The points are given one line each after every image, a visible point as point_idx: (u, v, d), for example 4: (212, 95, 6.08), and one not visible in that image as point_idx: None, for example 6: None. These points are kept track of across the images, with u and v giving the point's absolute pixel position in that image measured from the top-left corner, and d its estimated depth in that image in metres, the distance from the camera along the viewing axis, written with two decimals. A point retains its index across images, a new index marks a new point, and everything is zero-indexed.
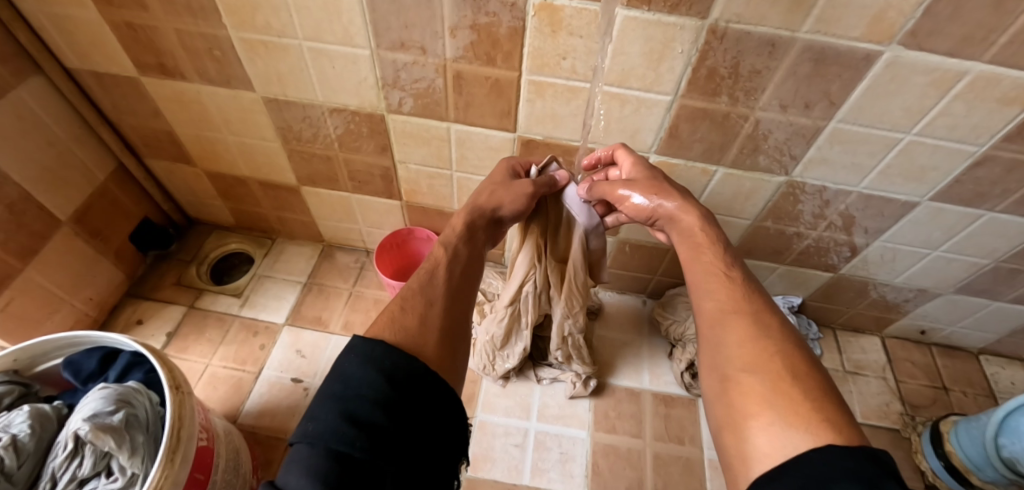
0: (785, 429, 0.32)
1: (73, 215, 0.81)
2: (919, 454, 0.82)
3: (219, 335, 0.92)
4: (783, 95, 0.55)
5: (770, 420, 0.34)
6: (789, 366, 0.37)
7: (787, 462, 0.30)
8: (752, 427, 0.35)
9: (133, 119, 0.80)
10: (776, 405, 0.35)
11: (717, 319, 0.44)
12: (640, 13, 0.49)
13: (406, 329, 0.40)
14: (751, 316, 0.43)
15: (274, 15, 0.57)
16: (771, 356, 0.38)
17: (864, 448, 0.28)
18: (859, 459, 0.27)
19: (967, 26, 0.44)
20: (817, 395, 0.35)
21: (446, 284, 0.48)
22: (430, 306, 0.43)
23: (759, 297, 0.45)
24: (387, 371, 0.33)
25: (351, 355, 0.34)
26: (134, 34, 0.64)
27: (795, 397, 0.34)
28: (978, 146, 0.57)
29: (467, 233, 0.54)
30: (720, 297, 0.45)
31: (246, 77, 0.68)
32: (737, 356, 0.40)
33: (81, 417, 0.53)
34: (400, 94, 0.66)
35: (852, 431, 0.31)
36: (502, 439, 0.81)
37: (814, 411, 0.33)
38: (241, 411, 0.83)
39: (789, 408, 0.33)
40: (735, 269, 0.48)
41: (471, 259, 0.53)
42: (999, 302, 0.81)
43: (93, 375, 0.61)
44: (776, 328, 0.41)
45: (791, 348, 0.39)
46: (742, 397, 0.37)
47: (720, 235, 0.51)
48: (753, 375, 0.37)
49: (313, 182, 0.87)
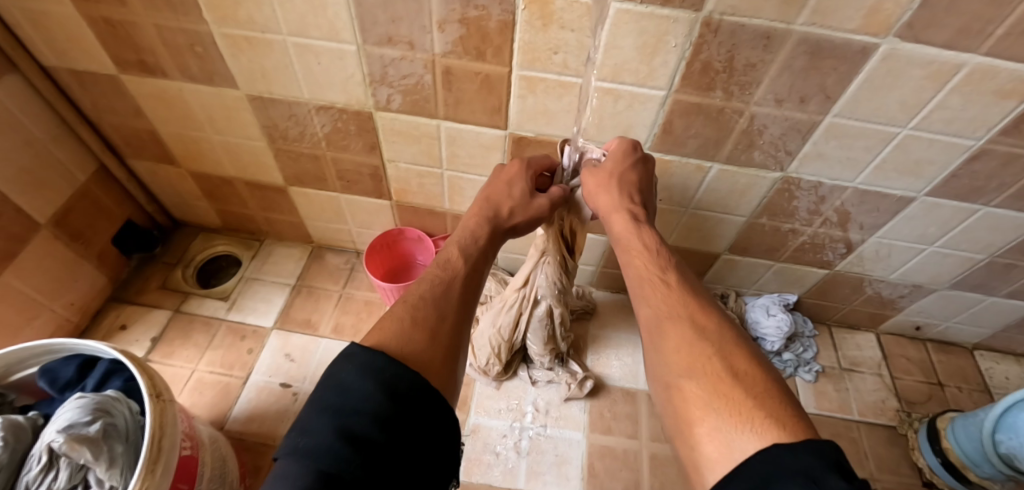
0: (729, 433, 0.31)
1: (52, 218, 0.79)
2: (916, 450, 0.81)
3: (206, 340, 0.89)
4: (778, 89, 0.54)
5: (716, 425, 0.32)
6: (728, 366, 0.36)
7: (737, 466, 0.28)
8: (700, 433, 0.33)
9: (113, 118, 0.77)
10: (720, 408, 0.33)
11: (657, 323, 0.43)
12: (633, 6, 0.48)
13: (404, 337, 0.38)
14: (687, 318, 0.42)
15: (255, 9, 0.55)
16: (709, 358, 0.37)
17: (806, 441, 0.27)
18: (807, 456, 0.25)
19: (965, 17, 0.43)
20: (758, 392, 0.33)
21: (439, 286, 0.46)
22: (424, 311, 0.42)
23: (697, 299, 0.45)
24: (386, 385, 0.31)
25: (348, 365, 0.33)
26: (113, 31, 0.62)
27: (736, 396, 0.33)
28: (974, 140, 0.56)
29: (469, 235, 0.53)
30: (656, 301, 0.45)
31: (229, 73, 0.66)
32: (677, 361, 0.38)
33: (56, 428, 0.50)
34: (388, 91, 0.64)
35: (800, 424, 0.30)
36: (495, 441, 0.80)
37: (756, 409, 0.31)
38: (228, 417, 0.80)
39: (732, 409, 0.32)
40: (669, 273, 0.48)
41: (481, 255, 0.52)
42: (995, 297, 0.80)
43: (71, 383, 0.59)
44: (712, 328, 0.40)
45: (731, 347, 0.38)
46: (687, 404, 0.35)
47: (657, 240, 0.52)
48: (693, 380, 0.36)
49: (301, 181, 0.85)
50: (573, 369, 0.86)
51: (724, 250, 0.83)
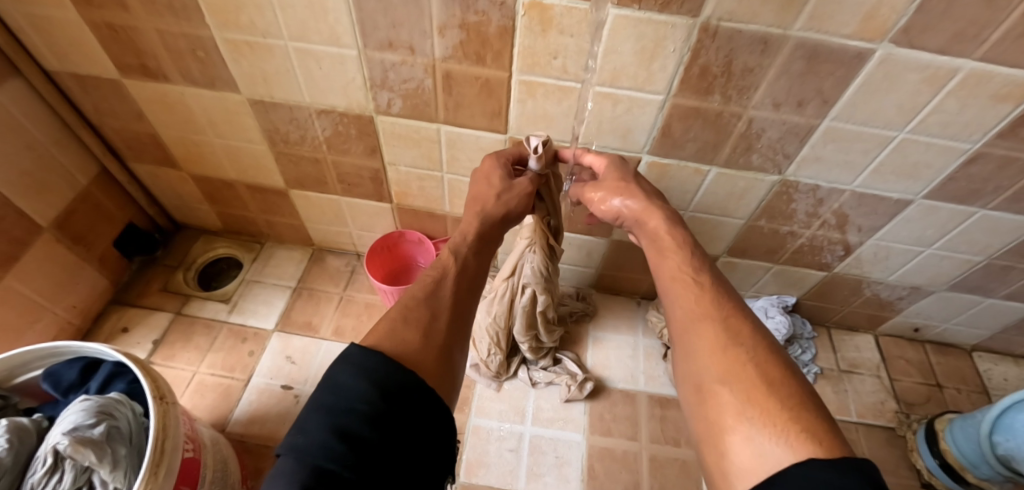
0: (763, 445, 0.32)
1: (54, 221, 0.79)
2: (915, 452, 0.82)
3: (207, 342, 0.90)
4: (776, 93, 0.55)
5: (748, 434, 0.33)
6: (763, 374, 0.36)
7: (769, 476, 0.29)
8: (733, 441, 0.34)
9: (116, 122, 0.78)
10: (752, 416, 0.34)
11: (690, 322, 0.43)
12: (631, 12, 0.48)
13: (408, 341, 0.38)
14: (721, 320, 0.42)
15: (257, 14, 0.56)
16: (744, 365, 0.37)
17: (847, 459, 0.28)
18: (849, 473, 0.26)
19: (961, 22, 0.44)
20: (792, 403, 0.34)
21: (448, 292, 0.47)
22: (425, 313, 0.43)
23: (729, 301, 0.44)
24: (377, 382, 0.32)
25: (341, 365, 0.33)
26: (116, 35, 0.62)
27: (769, 405, 0.33)
28: (971, 144, 0.56)
29: (476, 242, 0.53)
30: (689, 300, 0.45)
31: (231, 78, 0.66)
32: (709, 365, 0.39)
33: (61, 431, 0.51)
34: (388, 95, 0.64)
35: (833, 438, 0.30)
36: (495, 443, 0.80)
37: (791, 421, 0.32)
38: (229, 420, 0.81)
39: (766, 419, 0.33)
40: (703, 273, 0.47)
41: (477, 272, 0.52)
42: (992, 298, 0.81)
43: (74, 385, 0.59)
44: (747, 333, 0.40)
45: (765, 353, 0.38)
46: (719, 410, 0.36)
47: (689, 238, 0.51)
48: (726, 386, 0.36)
49: (301, 184, 0.85)
50: (573, 370, 0.86)
51: (723, 253, 0.84)
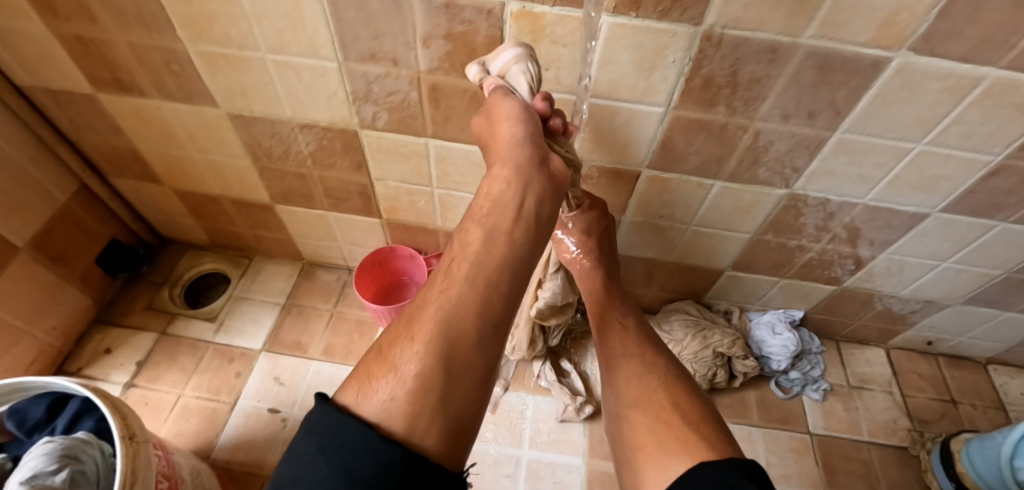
0: (667, 458, 0.39)
1: (31, 241, 0.76)
2: (929, 473, 0.78)
3: (192, 363, 0.87)
4: (784, 105, 0.51)
5: (655, 448, 0.41)
6: (670, 397, 0.45)
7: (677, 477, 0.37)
8: (643, 460, 0.41)
9: (93, 137, 0.75)
10: (660, 435, 0.41)
11: (614, 360, 0.51)
12: (629, 19, 0.44)
13: (375, 387, 0.32)
14: (638, 356, 0.50)
15: (231, 26, 0.52)
16: (654, 390, 0.46)
17: (735, 459, 0.36)
18: (727, 468, 0.34)
19: (986, 29, 0.40)
20: (694, 419, 0.42)
21: (438, 308, 0.35)
22: (398, 340, 0.35)
23: (647, 339, 0.53)
24: (330, 446, 0.29)
25: (308, 434, 0.30)
26: (85, 49, 0.59)
27: (675, 423, 0.42)
28: (993, 156, 0.53)
29: (494, 209, 0.40)
30: (614, 340, 0.54)
31: (209, 92, 0.63)
32: (626, 394, 0.47)
33: (17, 479, 0.47)
34: (373, 109, 0.61)
35: (725, 447, 0.39)
36: (491, 469, 0.77)
37: (690, 435, 0.40)
38: (214, 445, 0.78)
39: (671, 435, 0.41)
40: (629, 318, 0.57)
41: (489, 248, 0.38)
42: (1010, 312, 0.77)
43: (40, 423, 0.57)
44: (658, 364, 0.49)
45: (674, 382, 0.47)
46: (635, 432, 0.44)
47: (619, 290, 0.61)
48: (639, 410, 0.45)
49: (288, 199, 0.82)
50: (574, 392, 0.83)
51: (728, 267, 0.80)
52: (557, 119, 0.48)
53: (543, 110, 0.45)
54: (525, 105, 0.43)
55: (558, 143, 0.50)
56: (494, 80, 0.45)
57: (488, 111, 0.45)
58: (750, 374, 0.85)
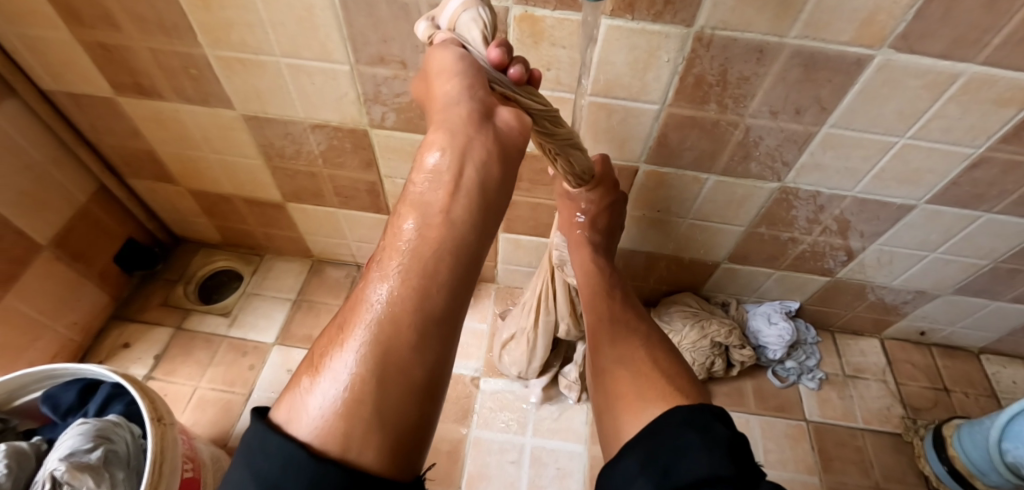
0: (643, 403, 0.44)
1: (53, 239, 0.79)
2: (922, 458, 0.81)
3: (207, 357, 0.90)
4: (772, 102, 0.54)
5: (633, 394, 0.46)
6: (650, 356, 0.51)
7: (654, 417, 0.42)
8: (623, 406, 0.46)
9: (113, 140, 0.78)
10: (640, 384, 0.47)
11: (601, 324, 0.58)
12: (624, 22, 0.47)
13: (304, 397, 0.30)
14: (624, 323, 0.57)
15: (248, 32, 0.56)
16: (637, 349, 0.52)
17: (703, 404, 0.42)
18: (700, 411, 0.41)
19: (961, 27, 0.42)
20: (670, 372, 0.48)
21: (368, 306, 0.32)
22: (331, 344, 0.32)
23: (631, 309, 0.60)
24: (257, 470, 0.27)
25: (246, 446, 0.29)
26: (108, 55, 0.62)
27: (653, 376, 0.48)
28: (974, 148, 0.55)
29: (433, 182, 0.35)
30: (602, 308, 0.60)
31: (225, 95, 0.66)
32: (611, 354, 0.53)
33: (58, 456, 0.53)
34: (381, 109, 0.64)
35: (694, 394, 0.45)
36: (496, 456, 0.79)
37: (667, 384, 0.46)
38: (230, 435, 0.81)
39: (649, 384, 0.46)
40: (616, 290, 0.62)
41: (425, 231, 0.33)
42: (999, 301, 0.79)
43: (72, 408, 0.62)
44: (640, 329, 0.56)
45: (654, 344, 0.53)
46: (615, 383, 0.49)
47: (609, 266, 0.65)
48: (621, 365, 0.51)
49: (299, 198, 0.85)
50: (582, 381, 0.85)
51: (724, 259, 0.83)
52: (518, 67, 0.40)
53: (498, 59, 0.37)
54: (465, 57, 0.37)
55: (525, 94, 0.42)
56: (443, 34, 0.39)
57: (428, 71, 0.40)
58: (746, 364, 0.88)
